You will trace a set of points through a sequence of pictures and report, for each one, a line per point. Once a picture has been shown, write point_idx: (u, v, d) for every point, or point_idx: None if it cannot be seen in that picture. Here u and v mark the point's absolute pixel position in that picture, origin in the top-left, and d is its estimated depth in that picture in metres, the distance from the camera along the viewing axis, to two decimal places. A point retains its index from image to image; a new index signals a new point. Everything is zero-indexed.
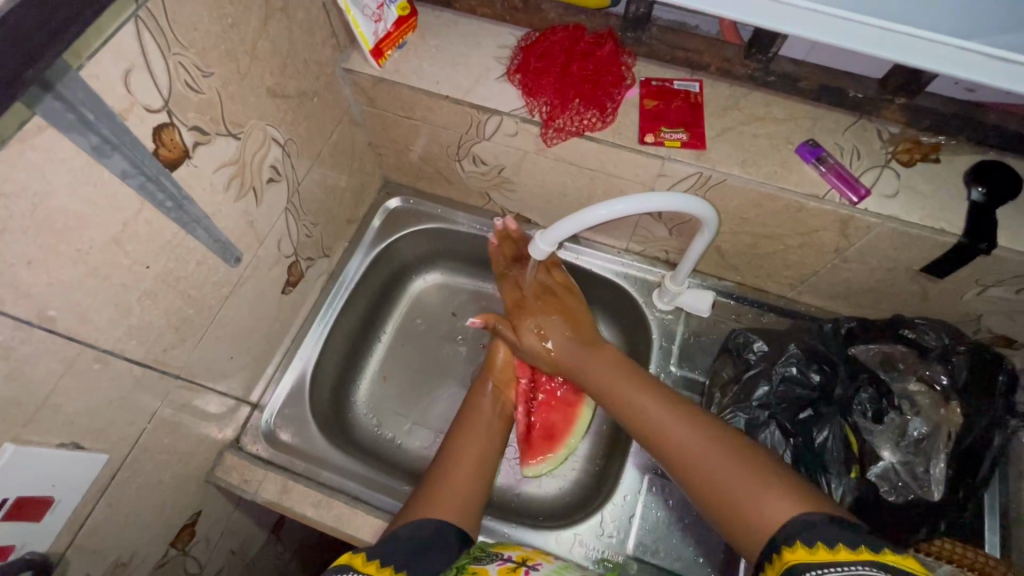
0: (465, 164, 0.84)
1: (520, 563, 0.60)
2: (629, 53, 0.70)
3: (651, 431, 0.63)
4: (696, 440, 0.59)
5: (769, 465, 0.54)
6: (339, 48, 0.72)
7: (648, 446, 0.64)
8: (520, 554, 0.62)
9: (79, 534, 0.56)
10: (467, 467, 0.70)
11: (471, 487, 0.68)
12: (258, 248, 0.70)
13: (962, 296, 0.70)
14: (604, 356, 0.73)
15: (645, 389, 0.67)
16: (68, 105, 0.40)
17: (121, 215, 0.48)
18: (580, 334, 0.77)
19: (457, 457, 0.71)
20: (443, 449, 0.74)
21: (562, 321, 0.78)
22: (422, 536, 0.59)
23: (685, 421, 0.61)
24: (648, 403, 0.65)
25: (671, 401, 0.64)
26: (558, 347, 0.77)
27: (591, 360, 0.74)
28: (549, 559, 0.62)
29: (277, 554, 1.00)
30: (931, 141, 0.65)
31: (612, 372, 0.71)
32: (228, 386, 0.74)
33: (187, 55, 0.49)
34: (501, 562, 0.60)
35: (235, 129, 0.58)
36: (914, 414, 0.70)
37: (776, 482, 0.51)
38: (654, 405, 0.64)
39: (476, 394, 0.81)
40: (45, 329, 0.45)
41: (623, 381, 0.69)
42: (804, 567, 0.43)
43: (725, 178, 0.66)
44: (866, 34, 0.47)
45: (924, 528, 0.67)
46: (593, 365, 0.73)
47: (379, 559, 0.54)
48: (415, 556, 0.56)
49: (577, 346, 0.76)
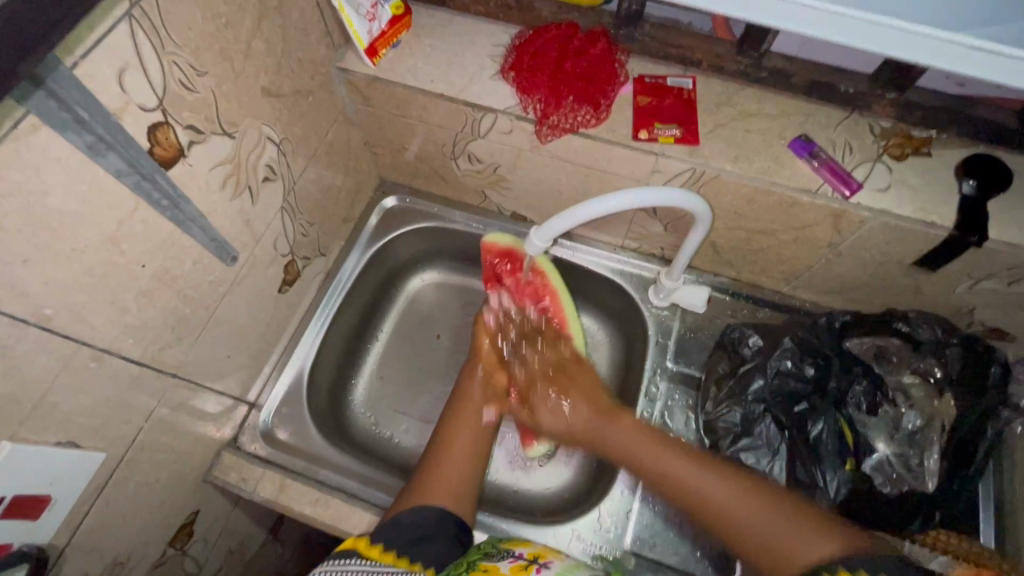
0: (460, 163, 0.84)
1: (532, 561, 0.57)
2: (622, 51, 0.70)
3: (673, 493, 0.62)
4: (727, 499, 0.58)
5: (809, 512, 0.54)
6: (334, 47, 0.72)
7: (661, 495, 0.64)
8: (531, 552, 0.59)
9: (78, 532, 0.56)
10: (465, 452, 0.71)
11: (465, 469, 0.69)
12: (254, 247, 0.70)
13: (955, 289, 0.71)
14: (615, 416, 0.71)
15: (663, 444, 0.66)
16: (63, 104, 0.40)
17: (116, 214, 0.48)
18: (597, 401, 0.74)
19: (454, 441, 0.72)
20: (439, 432, 0.74)
21: (576, 392, 0.76)
22: (423, 525, 0.60)
23: (710, 475, 0.60)
24: (671, 464, 0.63)
25: (693, 456, 0.63)
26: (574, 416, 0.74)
27: (608, 424, 0.71)
28: (560, 555, 0.60)
29: (276, 553, 1.00)
30: (922, 135, 0.65)
31: (631, 437, 0.68)
32: (225, 386, 0.74)
33: (181, 54, 0.50)
34: (511, 560, 0.58)
35: (230, 128, 0.58)
36: (908, 406, 0.70)
37: (817, 528, 0.52)
38: (675, 464, 0.63)
39: (466, 382, 0.80)
40: (41, 327, 0.45)
41: (630, 436, 0.68)
42: None
43: (718, 174, 0.66)
44: (849, 25, 0.47)
45: (919, 519, 0.68)
46: (610, 431, 0.70)
47: (381, 543, 0.56)
48: (420, 541, 0.57)
49: (590, 413, 0.73)
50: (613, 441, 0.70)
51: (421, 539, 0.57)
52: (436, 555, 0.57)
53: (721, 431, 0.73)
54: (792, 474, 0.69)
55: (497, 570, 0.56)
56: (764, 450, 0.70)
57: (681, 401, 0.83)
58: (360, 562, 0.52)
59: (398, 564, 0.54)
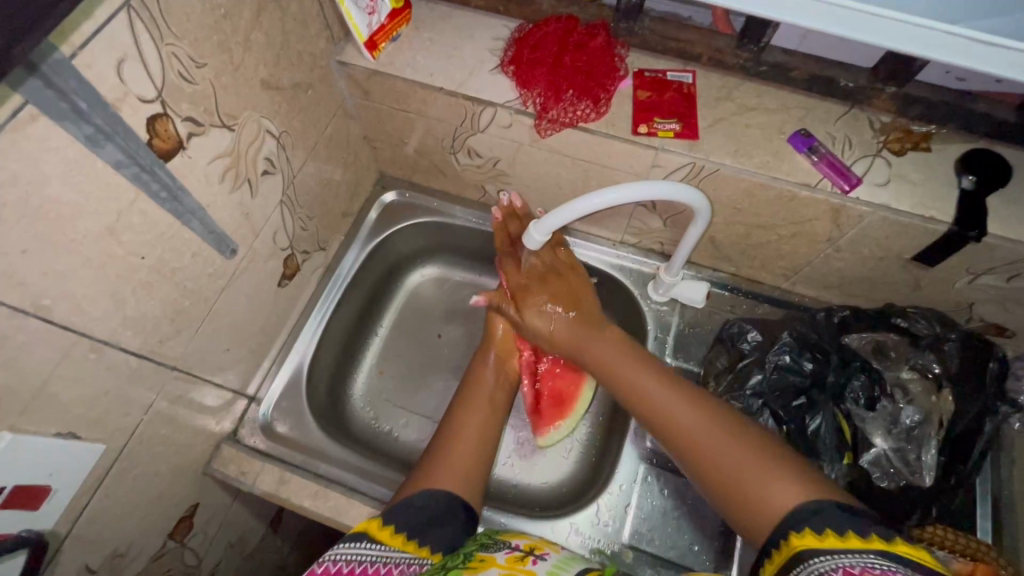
0: (460, 157, 0.84)
1: (528, 553, 0.56)
2: (622, 44, 0.70)
3: (657, 416, 0.62)
4: (708, 427, 0.57)
5: (778, 450, 0.53)
6: (333, 41, 0.72)
7: (643, 420, 0.64)
8: (527, 543, 0.59)
9: (77, 523, 0.57)
10: (471, 438, 0.71)
11: (471, 454, 0.69)
12: (253, 241, 0.70)
13: (954, 284, 0.71)
14: (609, 337, 0.72)
15: (649, 371, 0.66)
16: (61, 94, 0.40)
17: (115, 205, 0.48)
18: (587, 317, 0.75)
19: (461, 428, 0.72)
20: (450, 420, 0.74)
21: (567, 306, 0.76)
22: (431, 507, 0.60)
23: (688, 405, 0.60)
24: (664, 393, 0.63)
25: (690, 390, 0.63)
26: (563, 329, 0.76)
27: (594, 338, 0.73)
28: (556, 548, 0.60)
29: (275, 547, 1.01)
30: (923, 129, 0.65)
31: (615, 350, 0.70)
32: (224, 379, 0.74)
33: (180, 45, 0.50)
34: (508, 551, 0.56)
35: (229, 120, 0.58)
36: (906, 402, 0.70)
37: (782, 467, 0.51)
38: (669, 396, 0.62)
39: (479, 367, 0.81)
40: (40, 319, 0.45)
41: (628, 362, 0.68)
42: (813, 553, 0.43)
43: (718, 168, 0.66)
44: (851, 17, 0.47)
45: (915, 514, 0.69)
46: (599, 346, 0.72)
47: (393, 525, 0.56)
48: (427, 525, 0.57)
49: (579, 327, 0.75)
50: (598, 355, 0.71)
51: (427, 525, 0.57)
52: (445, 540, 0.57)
53: None
54: None
55: (494, 561, 0.54)
56: None
57: None
58: (368, 545, 0.52)
59: (406, 548, 0.54)
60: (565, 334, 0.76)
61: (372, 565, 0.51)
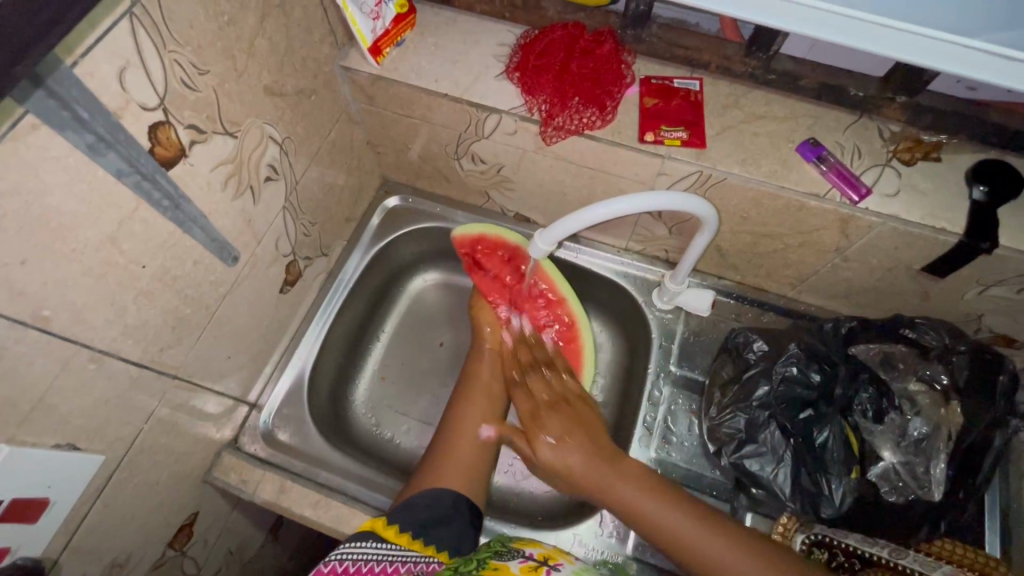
0: (463, 163, 0.83)
1: (541, 563, 0.54)
2: (629, 52, 0.69)
3: (662, 533, 0.64)
4: (721, 550, 0.61)
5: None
6: (337, 46, 0.71)
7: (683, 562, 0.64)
8: (540, 552, 0.58)
9: (76, 535, 0.56)
10: (471, 437, 0.75)
11: (471, 453, 0.73)
12: (255, 248, 0.69)
13: (963, 295, 0.70)
14: (628, 474, 0.68)
15: (675, 504, 0.65)
16: (62, 102, 0.40)
17: (117, 214, 0.47)
18: (600, 445, 0.72)
19: (461, 427, 0.75)
20: (446, 416, 0.78)
21: (579, 435, 0.73)
22: (439, 505, 0.63)
23: (728, 543, 0.62)
24: (666, 514, 0.65)
25: (683, 505, 0.65)
26: (578, 465, 0.71)
27: (615, 474, 0.68)
28: (568, 559, 0.58)
29: (275, 553, 1.00)
30: (933, 139, 0.65)
31: (641, 489, 0.67)
32: (225, 386, 0.74)
33: (183, 52, 0.49)
34: (521, 560, 0.55)
35: (232, 127, 0.58)
36: (914, 414, 0.70)
37: None
38: (707, 538, 0.62)
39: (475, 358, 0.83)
40: (39, 329, 0.45)
41: (656, 503, 0.66)
42: None
43: (725, 177, 0.65)
44: (866, 29, 0.46)
45: (924, 528, 0.68)
46: (620, 483, 0.67)
47: (398, 525, 0.58)
48: (433, 524, 0.60)
49: (596, 461, 0.70)
50: (622, 493, 0.67)
51: (434, 522, 0.60)
52: (450, 536, 0.60)
53: (725, 437, 0.72)
54: (797, 481, 0.68)
55: (508, 569, 0.53)
56: (769, 457, 0.70)
57: (684, 405, 0.83)
58: (376, 544, 0.54)
59: (412, 547, 0.56)
60: (582, 469, 0.70)
61: (378, 564, 0.52)
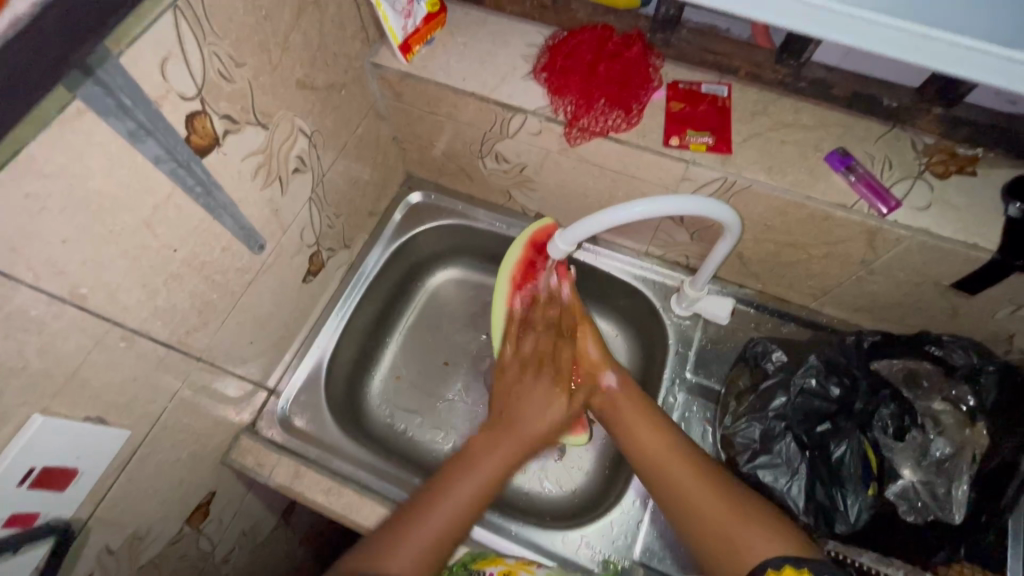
0: (488, 162, 0.84)
1: None
2: (657, 55, 0.69)
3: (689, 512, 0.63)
4: (721, 516, 0.60)
5: (795, 536, 0.58)
6: (369, 42, 0.73)
7: (707, 549, 0.61)
8: (502, 569, 0.64)
9: (100, 506, 0.58)
10: (461, 499, 0.67)
11: (460, 512, 0.66)
12: (282, 236, 0.71)
13: (994, 314, 0.68)
14: (688, 457, 0.67)
15: (714, 484, 0.63)
16: (108, 90, 0.42)
17: (152, 198, 0.49)
18: (678, 445, 0.68)
19: (459, 473, 0.69)
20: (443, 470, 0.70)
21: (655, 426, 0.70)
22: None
23: (739, 517, 0.60)
24: (694, 484, 0.64)
25: (765, 520, 0.59)
26: (655, 439, 0.69)
27: (677, 458, 0.67)
28: (530, 569, 0.65)
29: (287, 538, 1.02)
30: (969, 152, 0.63)
31: (691, 470, 0.65)
32: (246, 371, 0.75)
33: (222, 44, 0.51)
34: None
35: (264, 119, 0.59)
36: (937, 433, 0.68)
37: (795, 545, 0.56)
38: (721, 514, 0.61)
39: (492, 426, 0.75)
40: (76, 305, 0.47)
41: (699, 487, 0.64)
42: None
43: (750, 184, 0.65)
44: (904, 40, 0.46)
45: (942, 550, 0.66)
46: (678, 468, 0.66)
47: None
48: None
49: (667, 441, 0.68)
50: (675, 469, 0.66)
51: None
52: None
53: (739, 446, 0.71)
54: (812, 496, 0.67)
55: None
56: (784, 469, 0.68)
57: (699, 413, 0.82)
58: None
59: None
60: (657, 448, 0.68)
61: None
